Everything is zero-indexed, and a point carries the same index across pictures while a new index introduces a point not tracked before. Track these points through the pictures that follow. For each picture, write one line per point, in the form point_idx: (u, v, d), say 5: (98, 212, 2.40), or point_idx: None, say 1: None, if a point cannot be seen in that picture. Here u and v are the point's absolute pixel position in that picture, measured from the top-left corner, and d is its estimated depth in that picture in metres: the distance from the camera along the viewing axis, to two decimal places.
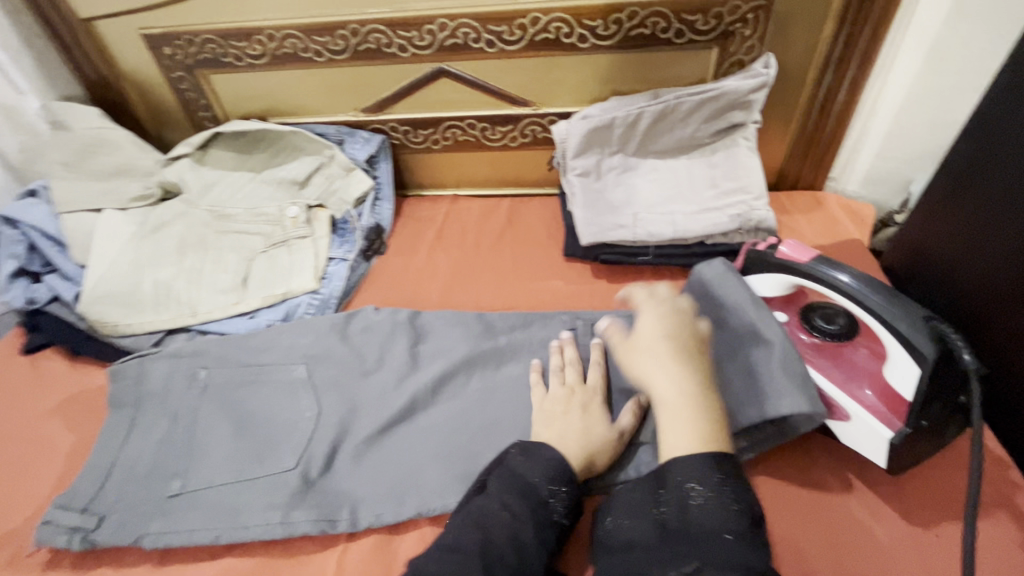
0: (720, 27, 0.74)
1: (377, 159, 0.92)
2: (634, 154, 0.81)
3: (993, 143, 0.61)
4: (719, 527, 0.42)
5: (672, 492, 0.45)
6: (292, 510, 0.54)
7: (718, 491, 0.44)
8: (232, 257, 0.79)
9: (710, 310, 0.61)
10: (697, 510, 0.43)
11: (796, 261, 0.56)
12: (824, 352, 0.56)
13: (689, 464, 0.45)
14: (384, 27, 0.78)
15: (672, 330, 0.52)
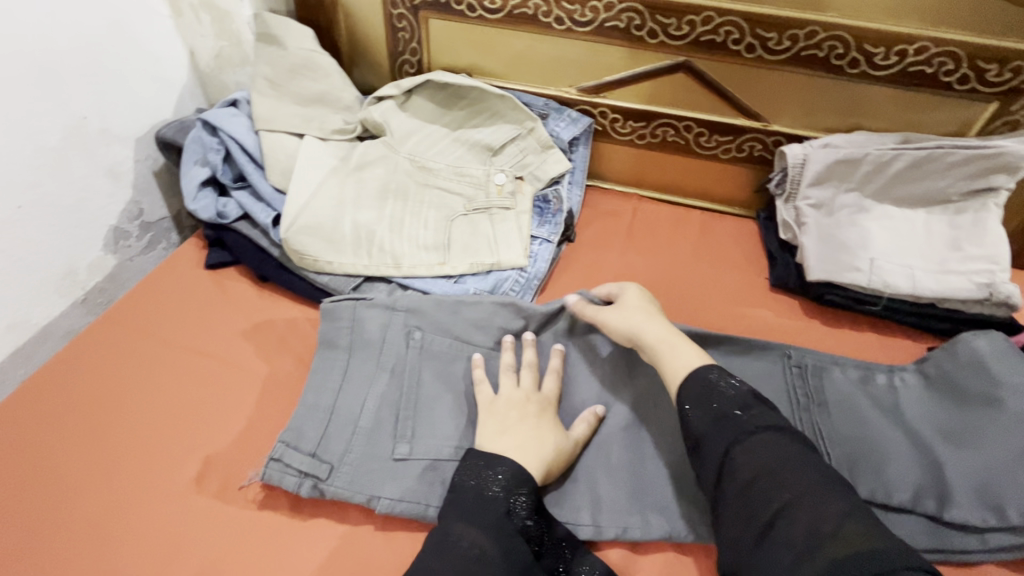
0: (1012, 82, 0.68)
1: (576, 142, 0.88)
2: (870, 197, 0.76)
3: None
4: (732, 406, 0.48)
5: (693, 399, 0.50)
6: (553, 509, 0.52)
7: (725, 388, 0.50)
8: (433, 214, 0.75)
9: (978, 383, 0.58)
10: (714, 396, 0.49)
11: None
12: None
13: (701, 373, 0.51)
14: (642, 8, 0.74)
15: (642, 302, 0.61)
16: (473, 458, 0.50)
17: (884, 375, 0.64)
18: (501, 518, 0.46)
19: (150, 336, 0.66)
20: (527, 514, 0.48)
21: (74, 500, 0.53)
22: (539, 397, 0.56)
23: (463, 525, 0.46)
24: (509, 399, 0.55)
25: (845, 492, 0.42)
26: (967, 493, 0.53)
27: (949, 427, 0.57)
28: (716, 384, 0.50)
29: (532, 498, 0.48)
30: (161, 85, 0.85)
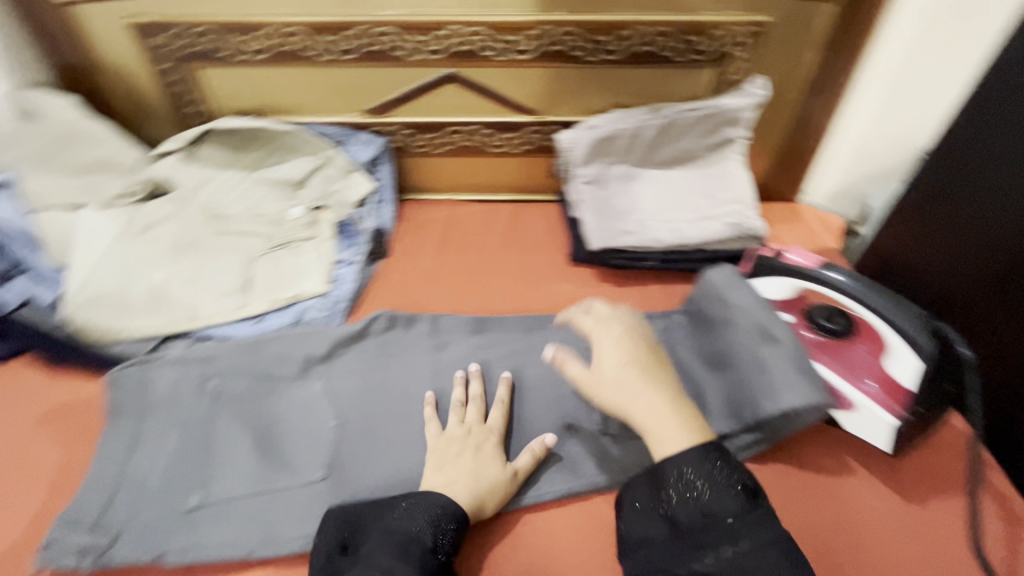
0: (718, 49, 0.80)
1: (378, 161, 0.91)
2: (636, 165, 0.85)
3: (973, 163, 0.68)
4: (724, 512, 0.48)
5: (671, 490, 0.50)
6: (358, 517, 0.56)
7: (717, 489, 0.49)
8: (231, 259, 0.76)
9: (717, 309, 0.66)
10: (702, 498, 0.49)
11: (800, 266, 0.62)
12: (824, 352, 0.62)
13: (683, 459, 0.51)
14: (394, 30, 0.78)
15: (632, 355, 0.58)
16: (424, 501, 0.52)
17: (658, 320, 0.72)
18: (423, 552, 0.49)
19: None
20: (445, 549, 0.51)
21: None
22: (481, 429, 0.60)
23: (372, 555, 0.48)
24: (314, 434, 0.61)
25: None
26: (721, 407, 0.61)
27: (704, 353, 0.66)
28: (702, 479, 0.50)
29: (456, 535, 0.51)
30: None
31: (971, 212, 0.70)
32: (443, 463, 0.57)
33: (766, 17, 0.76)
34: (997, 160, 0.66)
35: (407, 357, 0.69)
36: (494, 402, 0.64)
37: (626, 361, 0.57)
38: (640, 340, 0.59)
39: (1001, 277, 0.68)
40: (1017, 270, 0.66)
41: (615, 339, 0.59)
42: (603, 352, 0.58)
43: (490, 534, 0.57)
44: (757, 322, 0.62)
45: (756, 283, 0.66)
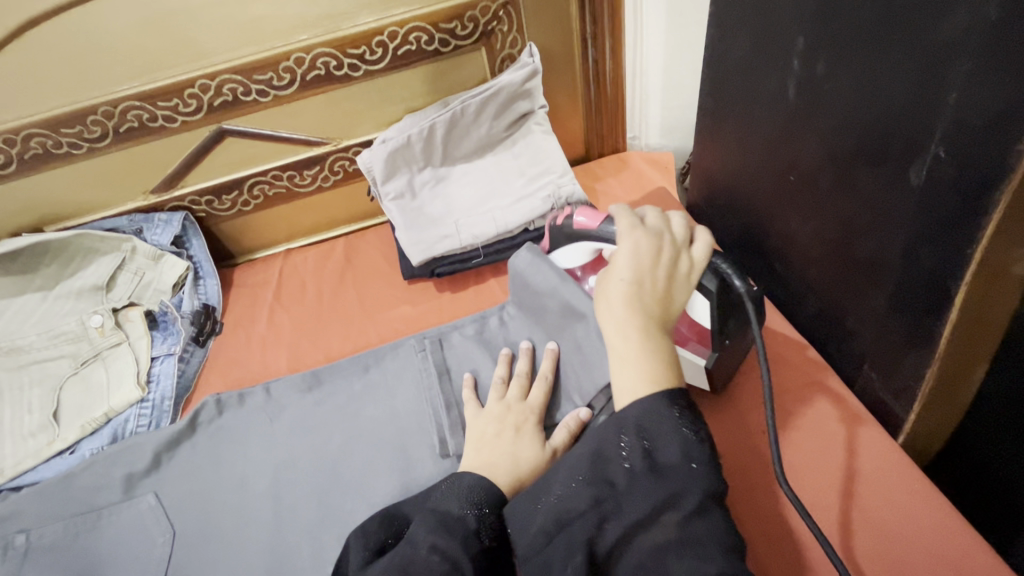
0: (478, 29, 0.78)
1: (186, 238, 0.86)
2: (442, 165, 0.82)
3: (735, 53, 0.60)
4: (691, 455, 0.42)
5: (630, 440, 0.44)
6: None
7: (683, 433, 0.43)
8: (36, 393, 0.70)
9: (528, 296, 0.65)
10: (660, 452, 0.43)
11: (587, 228, 0.62)
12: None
13: (643, 413, 0.44)
14: (140, 102, 0.73)
15: (641, 270, 0.51)
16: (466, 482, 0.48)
17: (494, 317, 0.70)
18: (467, 533, 0.44)
19: None
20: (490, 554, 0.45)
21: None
22: (520, 408, 0.57)
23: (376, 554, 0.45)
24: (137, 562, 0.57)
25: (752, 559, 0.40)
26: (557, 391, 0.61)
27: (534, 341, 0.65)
28: (668, 428, 0.43)
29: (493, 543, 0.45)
30: None
31: (745, 120, 0.63)
32: (483, 445, 0.54)
33: None
34: (750, 41, 0.57)
35: (239, 438, 0.65)
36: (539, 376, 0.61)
37: (619, 282, 0.51)
38: (669, 258, 0.53)
39: (790, 177, 0.59)
40: (800, 161, 0.56)
41: (629, 253, 0.52)
42: (614, 265, 0.52)
43: None
44: (564, 299, 0.61)
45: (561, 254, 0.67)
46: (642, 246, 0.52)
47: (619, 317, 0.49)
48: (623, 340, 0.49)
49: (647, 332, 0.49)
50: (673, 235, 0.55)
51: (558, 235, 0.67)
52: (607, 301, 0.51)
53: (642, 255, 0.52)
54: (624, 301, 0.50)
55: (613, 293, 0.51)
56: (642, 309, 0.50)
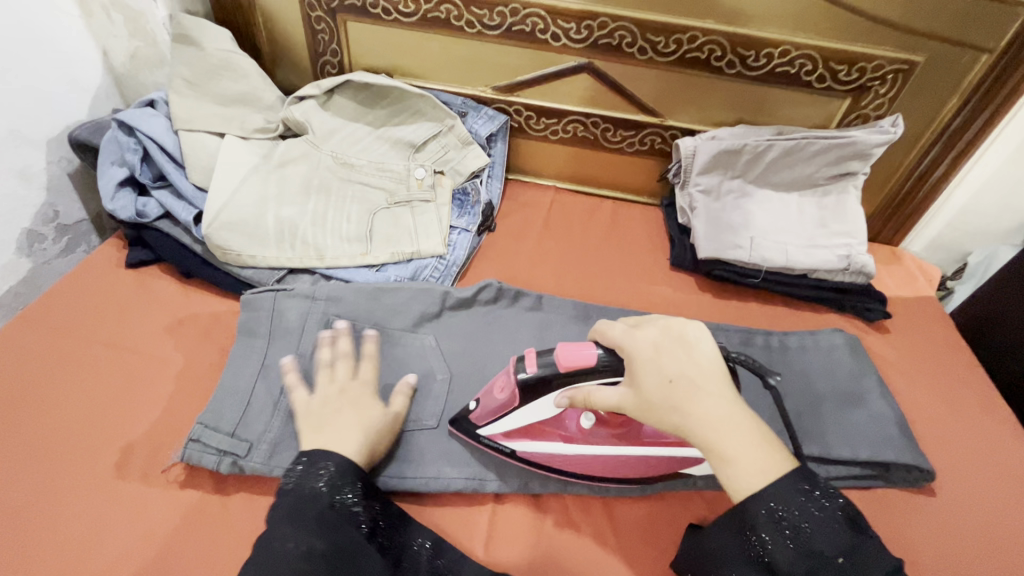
0: (860, 80, 0.80)
1: (495, 137, 0.93)
2: (751, 183, 0.85)
3: None
4: (832, 550, 0.42)
5: (782, 532, 0.42)
6: (446, 467, 0.58)
7: (815, 524, 0.42)
8: (355, 208, 0.79)
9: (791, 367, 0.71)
10: (809, 540, 0.42)
11: (578, 367, 0.51)
12: (609, 419, 0.56)
13: (777, 497, 0.42)
14: (544, 13, 0.80)
15: (681, 371, 0.46)
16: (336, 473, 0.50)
17: (760, 337, 0.74)
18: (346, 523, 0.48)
19: (66, 336, 0.66)
20: (356, 500, 0.50)
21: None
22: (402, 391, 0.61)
23: (322, 451, 0.51)
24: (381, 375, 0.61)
25: None
26: (820, 432, 0.64)
27: (797, 377, 0.70)
28: (813, 506, 0.42)
29: (360, 488, 0.50)
30: (72, 86, 0.83)
31: None
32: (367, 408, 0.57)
33: (916, 57, 0.76)
34: None
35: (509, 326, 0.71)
36: (796, 409, 0.67)
37: (668, 389, 0.46)
38: (705, 347, 0.48)
39: None
40: None
41: (647, 359, 0.48)
42: (646, 373, 0.47)
43: (592, 511, 0.57)
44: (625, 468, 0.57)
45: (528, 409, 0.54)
46: (649, 334, 0.49)
47: (702, 407, 0.45)
48: (721, 423, 0.45)
49: (720, 401, 0.46)
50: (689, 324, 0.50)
51: (534, 389, 0.53)
52: (678, 412, 0.45)
53: (652, 344, 0.48)
54: (694, 411, 0.45)
55: (678, 400, 0.45)
56: (700, 400, 0.45)
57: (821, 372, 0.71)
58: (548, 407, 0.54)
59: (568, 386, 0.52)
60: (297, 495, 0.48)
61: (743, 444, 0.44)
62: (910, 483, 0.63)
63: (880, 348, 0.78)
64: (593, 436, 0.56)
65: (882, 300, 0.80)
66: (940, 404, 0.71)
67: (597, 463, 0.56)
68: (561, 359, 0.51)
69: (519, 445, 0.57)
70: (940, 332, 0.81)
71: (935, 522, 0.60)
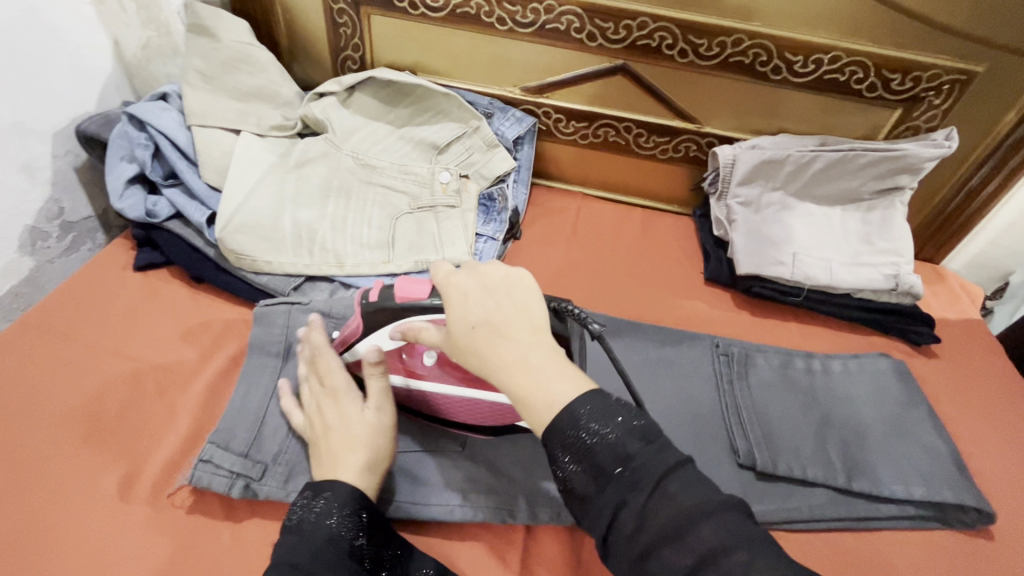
0: (914, 90, 0.75)
1: (522, 140, 0.89)
2: (792, 195, 0.81)
3: None
4: (610, 461, 0.40)
5: (571, 453, 0.41)
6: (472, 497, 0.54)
7: (612, 439, 0.41)
8: (376, 212, 0.75)
9: (839, 396, 0.67)
10: (597, 451, 0.41)
11: (411, 299, 0.51)
12: (450, 359, 0.54)
13: (566, 420, 0.41)
14: (581, 11, 0.76)
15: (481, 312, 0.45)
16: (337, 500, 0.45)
17: (802, 359, 0.70)
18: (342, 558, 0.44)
19: (68, 342, 0.62)
20: (357, 533, 0.45)
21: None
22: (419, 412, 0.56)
23: (324, 481, 0.46)
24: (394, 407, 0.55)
25: (726, 518, 0.38)
26: (871, 466, 0.60)
27: (845, 405, 0.66)
28: (596, 420, 0.41)
29: (359, 518, 0.45)
30: (80, 76, 0.79)
31: None
32: None
33: (975, 66, 0.72)
34: None
35: None
36: (845, 440, 0.62)
37: (471, 331, 0.44)
38: (513, 294, 0.46)
39: None
40: None
41: (454, 304, 0.46)
42: (455, 318, 0.45)
43: None
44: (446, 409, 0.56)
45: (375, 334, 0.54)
46: (468, 280, 0.47)
47: (495, 349, 0.44)
48: (517, 364, 0.43)
49: (521, 344, 0.44)
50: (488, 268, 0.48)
51: (372, 313, 0.53)
52: (478, 356, 0.44)
53: (463, 289, 0.46)
54: (490, 349, 0.44)
55: (476, 342, 0.44)
56: (506, 341, 0.44)
57: (868, 399, 0.66)
58: (386, 338, 0.54)
59: (403, 319, 0.52)
60: (296, 535, 0.44)
61: (545, 382, 0.43)
62: (968, 526, 0.59)
63: (927, 374, 0.73)
64: (438, 374, 0.55)
65: (931, 323, 0.76)
66: (994, 437, 0.67)
67: (453, 404, 0.55)
68: (395, 289, 0.52)
69: (396, 383, 0.56)
70: (989, 358, 0.76)
71: (996, 570, 0.56)
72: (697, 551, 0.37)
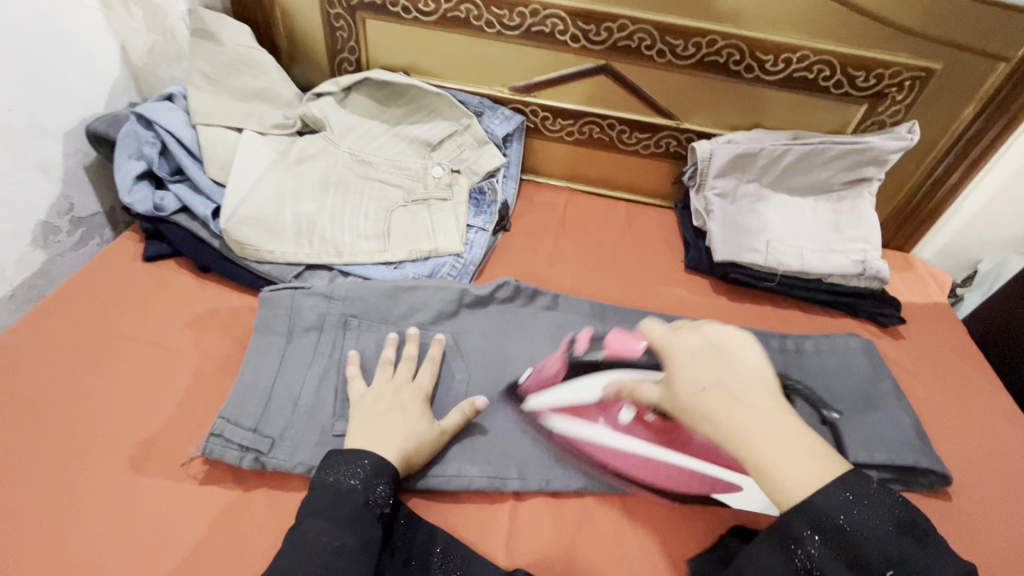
0: (877, 87, 0.80)
1: (510, 137, 0.93)
2: (767, 187, 0.86)
3: None
4: (877, 561, 0.42)
5: (803, 540, 0.43)
6: (464, 463, 0.57)
7: (866, 528, 0.42)
8: (373, 205, 0.79)
9: (809, 373, 0.71)
10: (863, 543, 0.42)
11: (625, 353, 0.67)
12: (648, 420, 0.61)
13: (830, 505, 0.43)
14: (565, 15, 0.80)
15: (718, 378, 0.49)
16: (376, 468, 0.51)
17: (776, 340, 0.74)
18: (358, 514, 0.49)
19: (83, 329, 0.66)
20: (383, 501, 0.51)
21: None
22: (413, 387, 0.59)
23: (357, 450, 0.52)
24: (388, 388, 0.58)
25: None
26: (838, 435, 0.64)
27: (816, 381, 0.70)
28: (859, 512, 0.43)
29: (388, 490, 0.51)
30: (89, 79, 0.83)
31: None
32: (378, 416, 0.55)
33: (933, 64, 0.77)
34: None
35: (525, 321, 0.71)
36: (815, 413, 0.66)
37: (716, 407, 0.47)
38: (767, 374, 0.50)
39: None
40: None
41: (681, 364, 0.51)
42: (709, 389, 0.48)
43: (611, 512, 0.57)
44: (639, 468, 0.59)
45: (573, 384, 0.64)
46: (690, 339, 0.53)
47: (742, 414, 0.46)
48: (756, 431, 0.46)
49: (762, 413, 0.47)
50: (700, 331, 0.53)
51: (574, 363, 0.66)
52: (707, 417, 0.48)
53: (690, 349, 0.52)
54: (728, 417, 0.47)
55: (710, 403, 0.48)
56: (756, 412, 0.47)
57: (837, 376, 0.71)
58: (597, 389, 0.63)
59: (607, 371, 0.65)
60: (331, 493, 0.50)
61: (786, 456, 0.45)
62: (928, 488, 0.63)
63: (893, 353, 0.78)
64: (631, 431, 0.61)
65: (897, 306, 0.81)
66: (954, 409, 0.72)
67: (633, 458, 0.59)
68: (608, 344, 0.68)
69: (560, 425, 0.61)
70: (953, 338, 0.81)
71: (953, 528, 0.60)
72: None
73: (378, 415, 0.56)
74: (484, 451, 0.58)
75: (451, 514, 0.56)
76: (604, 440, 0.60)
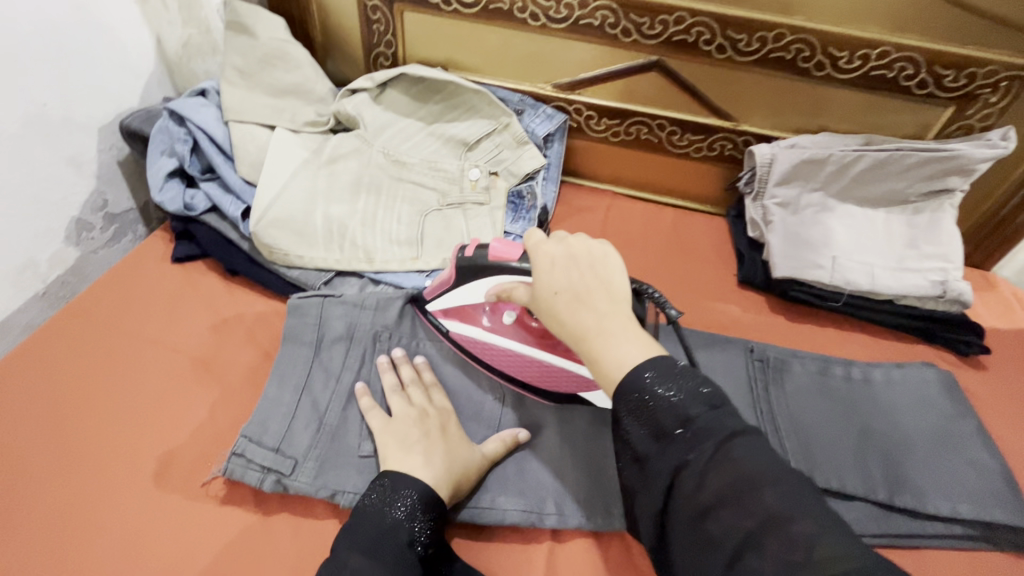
0: (968, 87, 0.71)
1: (552, 137, 0.88)
2: (833, 197, 0.78)
3: None
4: (671, 423, 0.42)
5: (630, 421, 0.43)
6: (498, 496, 0.53)
7: (682, 397, 0.42)
8: (407, 209, 0.75)
9: (882, 407, 0.64)
10: (666, 406, 0.42)
11: (503, 258, 0.54)
12: (527, 320, 0.59)
13: (632, 380, 0.43)
14: (616, 6, 0.74)
15: (572, 281, 0.48)
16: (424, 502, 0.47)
17: (841, 367, 0.67)
18: (402, 550, 0.45)
19: (110, 332, 0.64)
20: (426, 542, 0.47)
21: (16, 499, 0.52)
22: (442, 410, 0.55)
23: (404, 477, 0.49)
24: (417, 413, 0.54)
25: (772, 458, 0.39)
26: (914, 481, 0.57)
27: (888, 415, 0.63)
28: (669, 383, 0.43)
29: (435, 527, 0.47)
30: (125, 73, 0.81)
31: None
32: (407, 443, 0.52)
33: None
34: None
35: None
36: (887, 454, 0.60)
37: (563, 307, 0.48)
38: (616, 275, 0.50)
39: None
40: None
41: (540, 275, 0.49)
42: (560, 294, 0.48)
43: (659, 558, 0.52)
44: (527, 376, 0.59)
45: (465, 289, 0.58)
46: (554, 248, 0.50)
47: (577, 314, 0.47)
48: (593, 329, 0.47)
49: (598, 312, 0.47)
50: (580, 241, 0.51)
51: (464, 269, 0.57)
52: (558, 317, 0.48)
53: (555, 255, 0.50)
54: (573, 315, 0.47)
55: (558, 306, 0.48)
56: (596, 311, 0.47)
57: (912, 411, 0.63)
58: (479, 293, 0.58)
59: (492, 277, 0.56)
60: (374, 525, 0.46)
61: (612, 345, 0.46)
62: (1018, 548, 0.56)
63: (975, 387, 0.70)
64: (512, 332, 0.59)
65: (981, 333, 0.72)
66: None
67: (509, 359, 0.59)
68: (489, 249, 0.55)
69: (454, 326, 0.61)
70: None
71: None
72: (757, 515, 0.37)
73: (405, 441, 0.52)
74: (519, 482, 0.54)
75: (480, 551, 0.51)
76: (492, 340, 0.60)
